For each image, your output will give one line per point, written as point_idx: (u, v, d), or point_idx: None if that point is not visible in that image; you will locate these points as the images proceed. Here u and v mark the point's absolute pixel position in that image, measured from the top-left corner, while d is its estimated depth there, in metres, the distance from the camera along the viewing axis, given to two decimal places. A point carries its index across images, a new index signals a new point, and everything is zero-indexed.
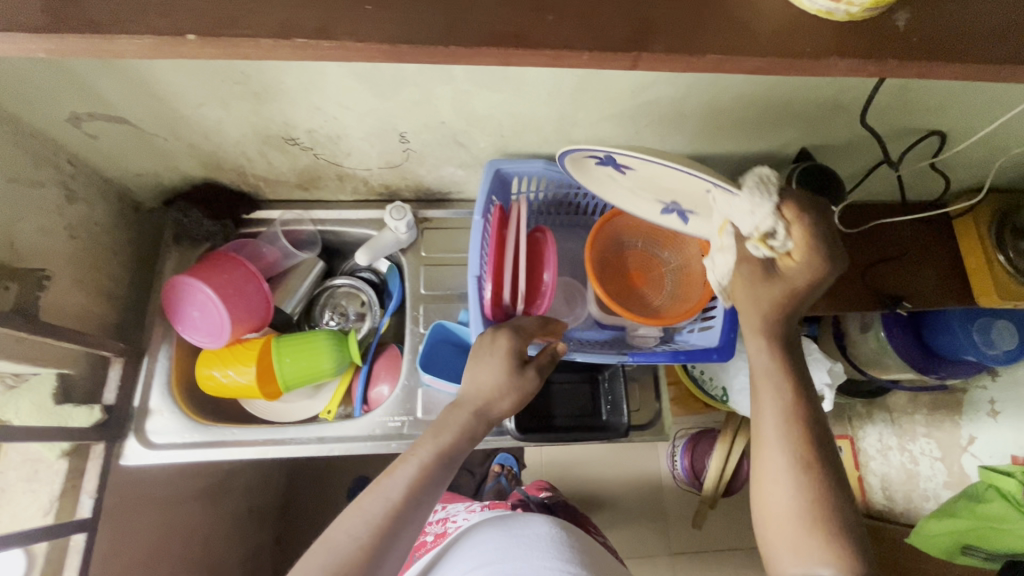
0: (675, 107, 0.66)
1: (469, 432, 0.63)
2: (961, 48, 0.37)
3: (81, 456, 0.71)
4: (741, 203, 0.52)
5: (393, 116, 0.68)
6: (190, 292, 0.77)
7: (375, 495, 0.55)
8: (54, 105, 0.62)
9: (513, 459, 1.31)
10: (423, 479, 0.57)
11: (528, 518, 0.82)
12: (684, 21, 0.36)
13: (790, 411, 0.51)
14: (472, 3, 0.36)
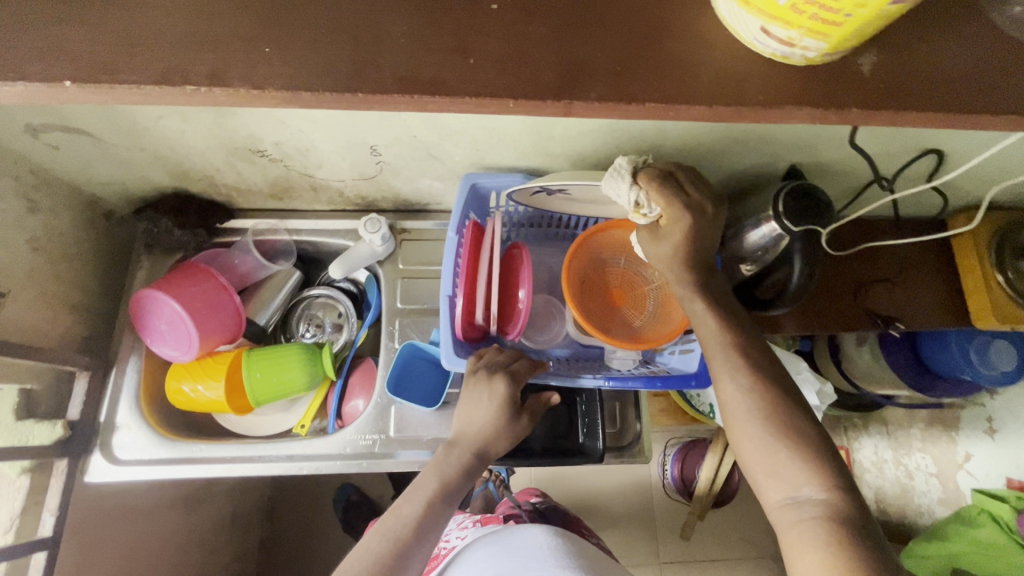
0: (655, 123, 0.64)
1: (469, 470, 0.67)
2: (900, 95, 0.41)
3: (44, 472, 0.70)
4: (610, 196, 0.63)
5: (362, 130, 0.66)
6: (157, 306, 0.74)
7: (380, 534, 0.61)
8: (9, 116, 0.60)
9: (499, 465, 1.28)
10: (423, 518, 0.62)
11: (518, 530, 0.80)
12: (621, 74, 0.41)
13: (759, 407, 0.53)
14: (384, 48, 0.40)
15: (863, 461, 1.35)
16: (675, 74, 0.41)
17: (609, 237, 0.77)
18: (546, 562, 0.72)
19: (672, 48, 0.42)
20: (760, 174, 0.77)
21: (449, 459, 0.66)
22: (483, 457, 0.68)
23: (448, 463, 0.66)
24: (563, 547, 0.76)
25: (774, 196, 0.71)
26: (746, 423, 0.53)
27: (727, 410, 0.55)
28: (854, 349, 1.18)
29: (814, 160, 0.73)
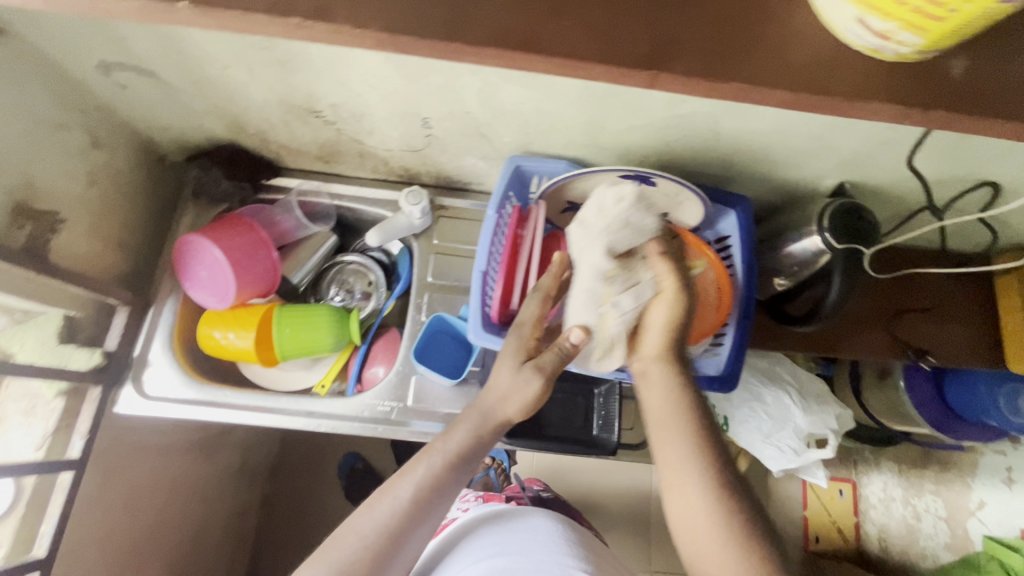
0: (709, 123, 0.64)
1: (484, 440, 0.65)
2: (987, 104, 0.41)
3: (78, 398, 0.73)
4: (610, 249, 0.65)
5: (417, 100, 0.67)
6: (199, 251, 0.77)
7: (387, 498, 0.60)
8: (85, 50, 0.63)
9: (503, 454, 1.30)
10: (434, 487, 0.61)
11: (520, 512, 0.82)
12: (708, 48, 0.41)
13: (693, 434, 0.55)
14: (468, 6, 0.40)
15: (869, 498, 1.32)
16: (763, 60, 0.41)
17: None
18: (550, 548, 0.73)
19: (763, 28, 0.41)
20: (806, 188, 0.77)
21: (467, 428, 0.64)
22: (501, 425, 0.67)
23: (465, 432, 0.64)
24: (563, 532, 0.79)
25: (821, 211, 0.71)
26: (682, 457, 0.54)
27: (663, 443, 0.56)
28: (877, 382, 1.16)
29: (865, 180, 0.72)
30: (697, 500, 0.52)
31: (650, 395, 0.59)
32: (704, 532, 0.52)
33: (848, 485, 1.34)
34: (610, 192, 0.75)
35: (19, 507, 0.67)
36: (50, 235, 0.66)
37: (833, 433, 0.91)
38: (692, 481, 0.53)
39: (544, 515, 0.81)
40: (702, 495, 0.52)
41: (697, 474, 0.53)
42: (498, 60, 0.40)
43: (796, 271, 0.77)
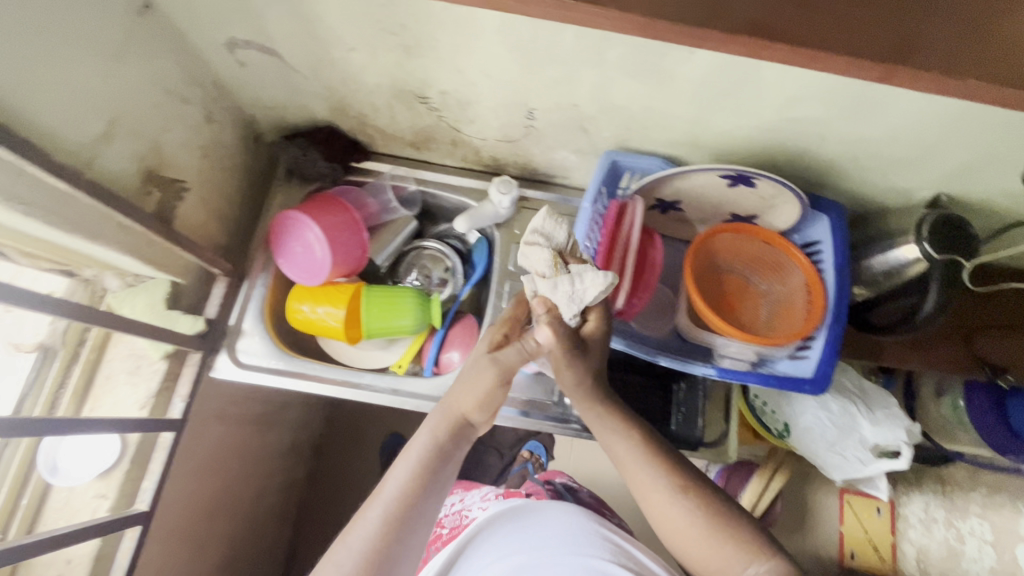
0: (820, 127, 0.65)
1: (453, 445, 0.62)
2: None
3: (179, 361, 0.76)
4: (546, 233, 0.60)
5: (529, 91, 0.68)
6: (298, 229, 0.79)
7: (364, 522, 0.56)
8: (219, 28, 0.65)
9: (542, 449, 1.33)
10: (408, 501, 0.57)
11: (542, 515, 0.79)
12: (946, 40, 0.37)
13: (634, 435, 0.64)
14: None
15: (908, 517, 1.31)
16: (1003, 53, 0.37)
17: (727, 241, 0.79)
18: (572, 540, 0.73)
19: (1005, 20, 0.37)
20: (898, 199, 0.77)
21: (430, 433, 0.61)
22: (467, 428, 0.64)
23: (431, 442, 0.61)
24: (586, 528, 0.76)
25: (918, 223, 0.71)
26: (626, 450, 0.63)
27: (610, 445, 0.65)
28: None
29: (964, 193, 0.72)
30: (664, 504, 0.59)
31: (590, 424, 0.66)
32: (676, 528, 0.58)
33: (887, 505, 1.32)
34: (705, 191, 0.76)
35: (124, 462, 0.70)
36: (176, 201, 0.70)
37: (905, 444, 0.92)
38: (654, 484, 0.60)
39: (566, 514, 0.79)
40: (671, 496, 0.59)
41: (655, 477, 0.60)
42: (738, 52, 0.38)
43: (880, 280, 0.76)
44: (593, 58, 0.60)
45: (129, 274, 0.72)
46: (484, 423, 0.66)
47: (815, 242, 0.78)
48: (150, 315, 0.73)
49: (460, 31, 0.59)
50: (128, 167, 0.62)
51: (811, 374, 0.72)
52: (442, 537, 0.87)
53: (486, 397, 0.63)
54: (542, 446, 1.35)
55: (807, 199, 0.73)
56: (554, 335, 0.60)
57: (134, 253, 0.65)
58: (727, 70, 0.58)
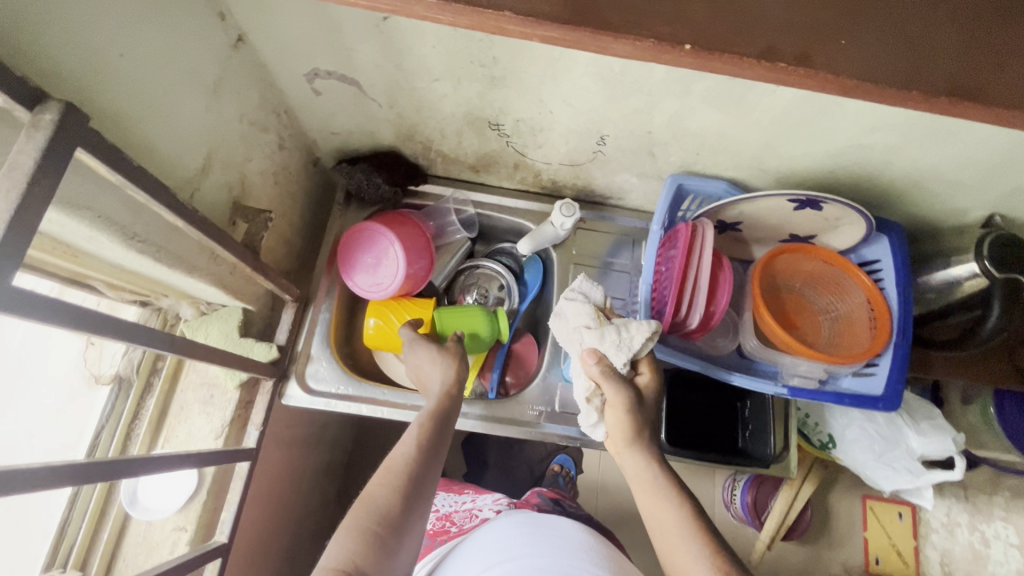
0: (890, 153, 0.67)
1: (448, 412, 0.66)
2: None
3: (251, 389, 0.75)
4: (584, 291, 0.68)
5: (606, 119, 0.70)
6: (376, 249, 0.80)
7: (379, 484, 0.57)
8: (302, 60, 0.65)
9: (572, 462, 1.33)
10: (419, 462, 0.59)
11: (547, 520, 0.80)
12: None
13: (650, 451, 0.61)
14: None
15: (931, 522, 1.34)
16: None
17: (789, 261, 0.80)
18: (570, 553, 0.72)
19: None
20: (951, 219, 0.80)
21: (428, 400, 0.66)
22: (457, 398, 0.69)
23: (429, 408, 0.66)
24: (590, 544, 0.75)
25: (978, 242, 0.74)
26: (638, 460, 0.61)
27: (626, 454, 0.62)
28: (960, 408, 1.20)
29: (1017, 214, 0.75)
30: (666, 506, 0.57)
31: (637, 483, 0.60)
32: (671, 538, 0.56)
33: (909, 510, 1.36)
34: (769, 214, 0.78)
35: (202, 493, 0.69)
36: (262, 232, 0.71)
37: (957, 455, 0.94)
38: (658, 493, 0.59)
39: (572, 530, 0.78)
40: (679, 501, 0.57)
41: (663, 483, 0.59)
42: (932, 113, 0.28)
43: (933, 298, 0.81)
44: (679, 89, 0.62)
45: (204, 303, 0.72)
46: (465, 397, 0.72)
47: (874, 261, 0.81)
48: (225, 343, 0.73)
49: (551, 64, 0.61)
50: (218, 199, 0.63)
51: (882, 392, 0.74)
52: (450, 535, 0.87)
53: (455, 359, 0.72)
54: (570, 459, 1.35)
55: (871, 220, 0.75)
56: (604, 371, 0.61)
57: (219, 283, 0.65)
58: (811, 102, 0.60)
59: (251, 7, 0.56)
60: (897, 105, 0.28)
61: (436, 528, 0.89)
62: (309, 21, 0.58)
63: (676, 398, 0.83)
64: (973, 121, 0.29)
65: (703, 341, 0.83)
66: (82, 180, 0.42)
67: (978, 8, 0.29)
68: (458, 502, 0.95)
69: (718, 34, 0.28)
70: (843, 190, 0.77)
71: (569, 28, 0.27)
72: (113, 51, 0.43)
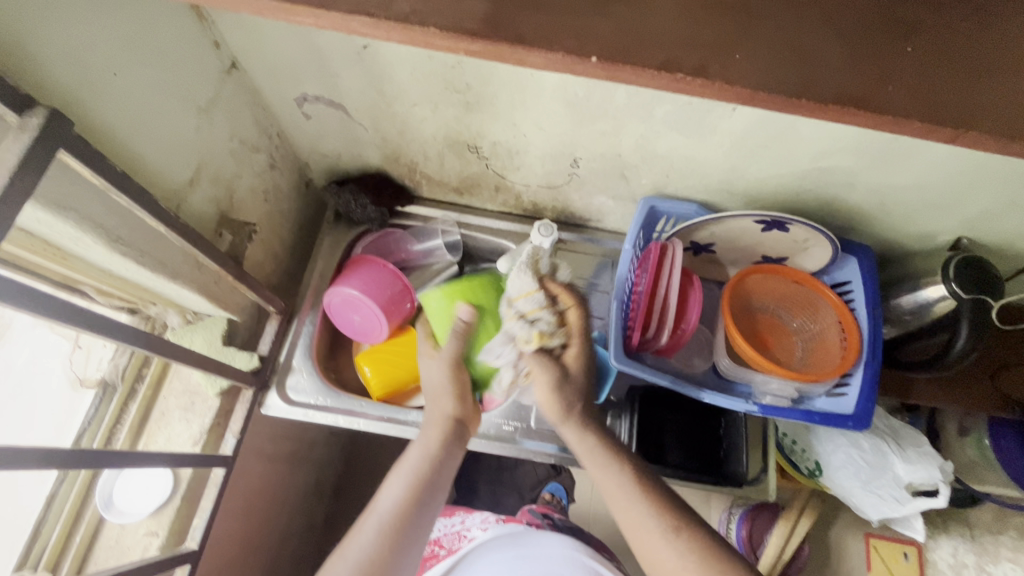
0: (849, 176, 0.70)
1: (450, 448, 0.66)
2: None
3: (231, 397, 0.77)
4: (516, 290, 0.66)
5: (577, 143, 0.74)
6: (356, 301, 0.83)
7: (360, 533, 0.59)
8: (292, 85, 0.70)
9: (563, 490, 1.29)
10: (403, 512, 0.60)
11: (540, 547, 0.82)
12: None
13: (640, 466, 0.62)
14: None
15: (938, 564, 1.30)
16: None
17: (760, 281, 0.82)
18: None
19: None
20: (922, 243, 0.82)
21: (422, 443, 0.65)
22: (460, 432, 0.68)
23: (436, 432, 0.66)
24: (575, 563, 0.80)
25: (945, 264, 0.75)
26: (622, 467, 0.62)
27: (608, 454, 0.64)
28: (956, 439, 1.17)
29: (985, 237, 0.77)
30: (654, 546, 0.57)
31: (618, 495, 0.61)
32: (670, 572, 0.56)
33: (913, 549, 1.32)
34: (740, 234, 0.80)
35: (176, 497, 0.70)
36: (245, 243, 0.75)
37: (943, 483, 0.92)
38: (642, 523, 0.58)
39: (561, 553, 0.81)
40: (665, 555, 0.57)
41: (644, 514, 0.59)
42: (821, 118, 0.31)
43: (910, 320, 0.81)
44: (641, 113, 0.66)
45: (190, 312, 0.75)
46: (471, 424, 0.71)
47: (845, 282, 0.82)
48: (208, 351, 0.75)
49: (519, 89, 0.65)
50: (206, 210, 0.67)
51: (852, 410, 0.74)
52: (439, 558, 0.88)
53: (453, 391, 0.69)
54: (563, 488, 1.31)
55: (837, 241, 0.77)
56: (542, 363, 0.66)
57: (204, 291, 0.68)
58: (765, 126, 0.63)
59: (242, 34, 0.62)
60: (786, 112, 0.31)
61: (426, 554, 0.91)
62: (297, 47, 0.63)
63: (651, 415, 0.83)
64: (861, 126, 0.31)
65: (678, 359, 0.84)
66: (68, 183, 0.46)
67: (860, 31, 0.32)
68: (449, 525, 0.96)
69: (623, 48, 0.31)
70: (810, 212, 0.80)
71: (486, 41, 0.31)
72: (106, 70, 0.48)
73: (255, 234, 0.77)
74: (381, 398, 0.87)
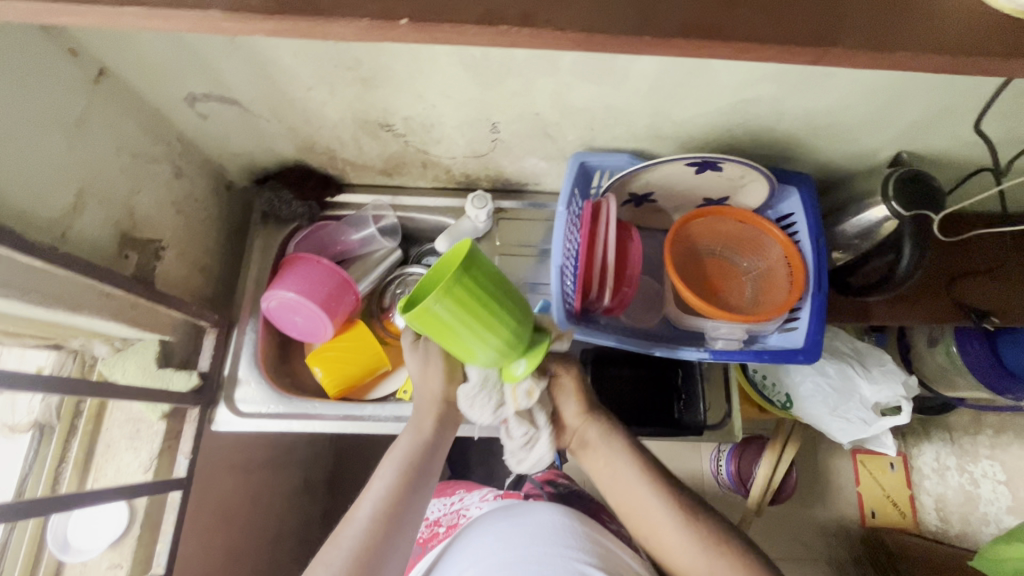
0: (775, 104, 0.66)
1: (439, 434, 0.66)
2: None
3: (177, 419, 0.75)
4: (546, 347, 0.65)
5: (491, 106, 0.70)
6: (295, 303, 0.80)
7: (354, 520, 0.59)
8: (176, 84, 0.65)
9: (556, 452, 1.30)
10: (394, 497, 0.60)
11: (534, 511, 0.81)
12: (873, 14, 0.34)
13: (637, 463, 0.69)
14: None
15: (923, 469, 1.33)
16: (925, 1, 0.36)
17: (705, 224, 0.79)
18: (550, 544, 0.73)
19: None
20: (863, 163, 0.79)
21: (415, 431, 0.65)
22: (449, 417, 0.68)
23: (424, 417, 0.66)
24: (565, 528, 0.77)
25: (884, 182, 0.73)
26: (628, 469, 0.68)
27: (613, 459, 0.70)
28: (926, 349, 1.18)
29: (922, 148, 0.75)
30: (665, 531, 0.65)
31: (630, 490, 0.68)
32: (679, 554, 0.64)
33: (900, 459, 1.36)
34: (676, 179, 0.77)
35: (134, 527, 0.69)
36: (155, 262, 0.71)
37: (905, 399, 0.93)
38: (658, 519, 0.65)
39: (556, 516, 0.79)
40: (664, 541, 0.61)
41: (659, 510, 0.66)
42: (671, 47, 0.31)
43: (859, 244, 0.79)
44: (547, 66, 0.61)
45: (118, 339, 0.72)
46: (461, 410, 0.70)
47: (789, 214, 0.79)
48: (142, 376, 0.73)
49: (414, 58, 0.61)
50: (102, 233, 0.63)
51: (802, 344, 0.73)
52: (438, 538, 0.89)
53: (445, 374, 0.67)
54: (555, 450, 1.32)
55: (774, 175, 0.74)
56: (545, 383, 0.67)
57: (119, 318, 0.66)
58: (676, 65, 0.60)
59: (99, 35, 0.57)
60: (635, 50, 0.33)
61: (427, 535, 0.92)
62: (167, 45, 0.58)
63: (608, 374, 0.82)
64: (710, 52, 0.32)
65: (629, 315, 0.83)
66: None
67: None
68: (448, 504, 0.96)
69: None
70: (745, 146, 0.76)
71: None
72: None
73: (164, 250, 0.72)
74: (338, 395, 0.85)
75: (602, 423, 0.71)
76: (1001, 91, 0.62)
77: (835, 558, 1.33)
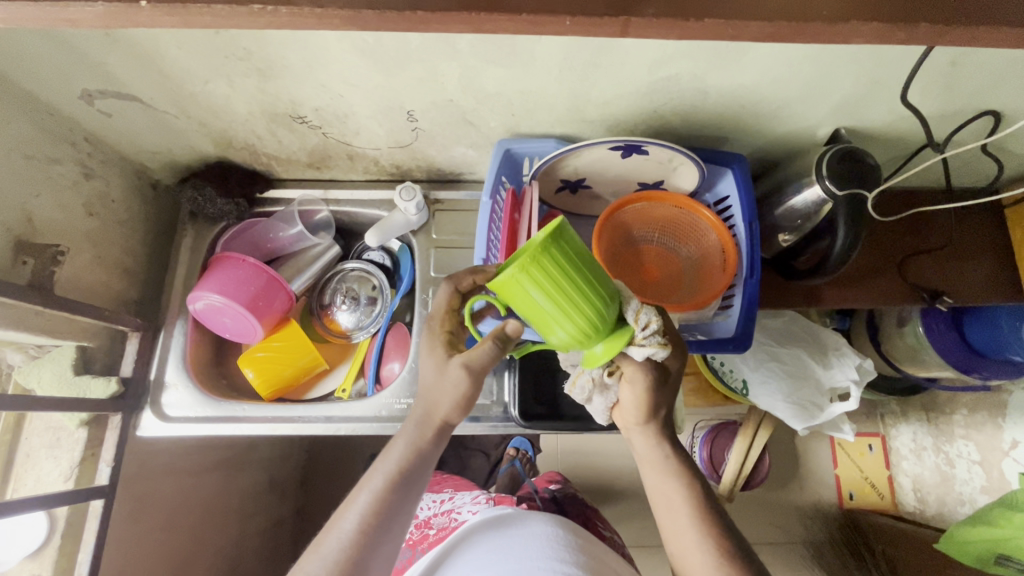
0: (695, 83, 0.63)
1: (434, 445, 0.58)
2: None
3: (99, 426, 0.74)
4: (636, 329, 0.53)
5: (399, 94, 0.66)
6: (219, 304, 0.78)
7: (336, 530, 0.53)
8: (66, 83, 0.63)
9: (528, 442, 1.27)
10: (380, 511, 0.54)
11: (526, 519, 0.73)
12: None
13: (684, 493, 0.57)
14: None
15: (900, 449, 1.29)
16: None
17: (637, 211, 0.75)
18: (544, 555, 0.66)
19: None
20: (804, 139, 0.76)
21: (409, 440, 0.56)
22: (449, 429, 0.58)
23: (422, 428, 0.57)
24: (568, 542, 0.69)
25: (818, 162, 0.69)
26: (671, 492, 0.57)
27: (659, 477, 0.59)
28: (895, 330, 1.12)
29: (861, 123, 0.71)
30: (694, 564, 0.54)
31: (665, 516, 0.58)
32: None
33: (878, 440, 1.33)
34: (606, 164, 0.74)
35: (55, 537, 0.69)
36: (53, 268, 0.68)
37: (853, 384, 0.90)
38: (689, 551, 0.55)
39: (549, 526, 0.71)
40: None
41: (694, 540, 0.55)
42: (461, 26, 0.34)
43: (802, 225, 0.77)
44: (445, 50, 0.58)
45: (32, 347, 0.71)
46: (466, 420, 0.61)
47: (725, 197, 0.77)
48: (58, 385, 0.71)
49: (305, 45, 0.57)
50: None
51: (734, 333, 0.74)
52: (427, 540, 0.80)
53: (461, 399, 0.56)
54: (528, 440, 1.29)
55: (702, 158, 0.72)
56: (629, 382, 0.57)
57: (17, 326, 0.64)
58: (579, 45, 0.56)
59: None
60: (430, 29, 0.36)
61: (415, 537, 0.83)
62: (40, 41, 0.56)
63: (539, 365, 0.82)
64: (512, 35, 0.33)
65: None
66: None
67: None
68: (437, 505, 0.90)
69: None
70: (676, 127, 0.73)
71: None
72: None
73: (65, 255, 0.70)
74: (273, 396, 0.84)
75: (663, 431, 0.60)
76: (932, 60, 0.58)
77: (812, 540, 1.31)
